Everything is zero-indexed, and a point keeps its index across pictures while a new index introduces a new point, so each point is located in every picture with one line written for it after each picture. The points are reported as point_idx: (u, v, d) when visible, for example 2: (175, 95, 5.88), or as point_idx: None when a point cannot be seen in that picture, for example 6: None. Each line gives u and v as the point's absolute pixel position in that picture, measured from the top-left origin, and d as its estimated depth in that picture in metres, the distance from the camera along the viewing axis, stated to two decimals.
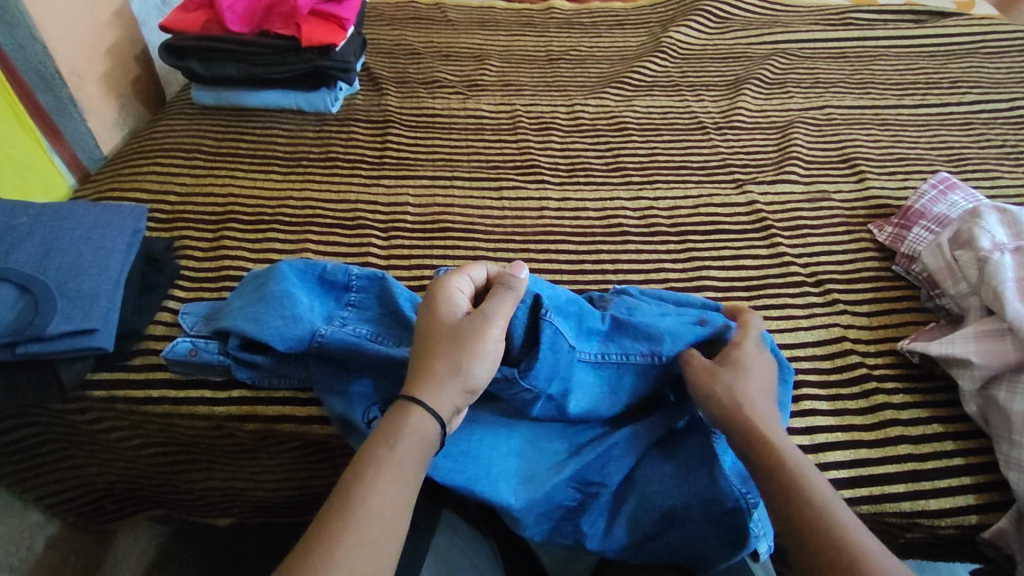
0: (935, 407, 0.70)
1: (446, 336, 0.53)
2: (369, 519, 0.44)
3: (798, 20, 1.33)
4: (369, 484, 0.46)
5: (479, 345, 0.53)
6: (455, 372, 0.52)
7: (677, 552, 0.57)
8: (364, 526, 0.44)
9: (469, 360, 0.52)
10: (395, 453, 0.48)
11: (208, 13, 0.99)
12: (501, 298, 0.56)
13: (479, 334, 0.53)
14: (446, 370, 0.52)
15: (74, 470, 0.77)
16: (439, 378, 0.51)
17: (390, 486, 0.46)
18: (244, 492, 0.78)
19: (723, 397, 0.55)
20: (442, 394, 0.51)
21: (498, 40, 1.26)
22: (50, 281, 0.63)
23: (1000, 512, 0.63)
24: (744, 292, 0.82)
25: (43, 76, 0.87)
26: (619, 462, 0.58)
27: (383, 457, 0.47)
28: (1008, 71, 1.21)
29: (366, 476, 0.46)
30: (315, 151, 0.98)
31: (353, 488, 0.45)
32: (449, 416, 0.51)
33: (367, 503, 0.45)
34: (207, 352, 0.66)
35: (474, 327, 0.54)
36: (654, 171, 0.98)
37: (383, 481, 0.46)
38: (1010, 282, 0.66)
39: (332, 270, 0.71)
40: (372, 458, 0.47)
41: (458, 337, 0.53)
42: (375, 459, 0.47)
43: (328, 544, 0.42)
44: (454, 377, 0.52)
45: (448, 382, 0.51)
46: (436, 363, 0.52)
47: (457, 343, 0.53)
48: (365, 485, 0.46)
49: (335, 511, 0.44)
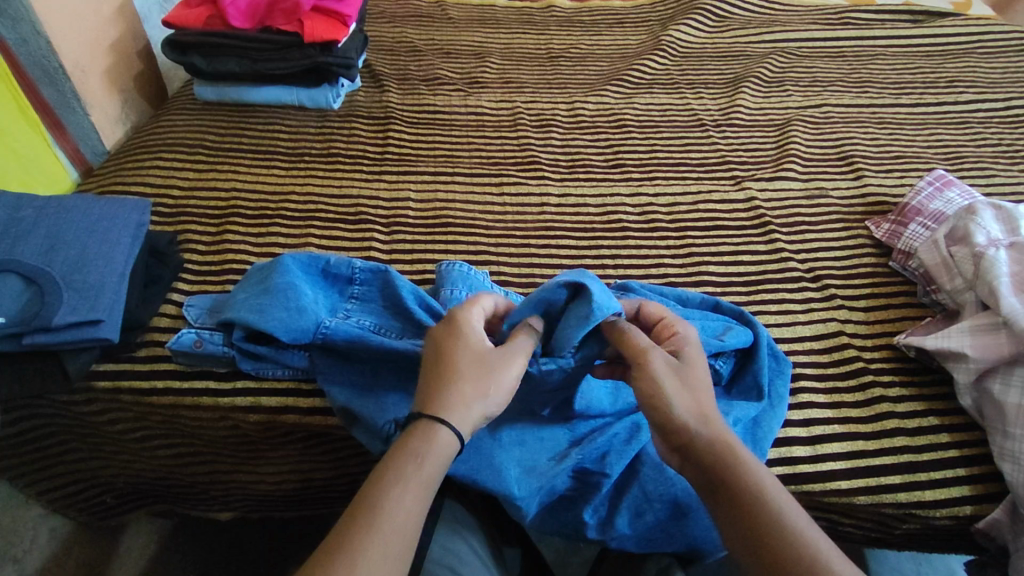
0: (931, 400, 0.71)
1: (476, 361, 0.52)
2: (394, 535, 0.44)
3: (797, 19, 1.34)
4: (396, 499, 0.45)
5: (507, 375, 0.53)
6: (485, 397, 0.51)
7: (677, 540, 0.59)
8: (389, 541, 0.43)
9: (498, 388, 0.52)
10: (422, 469, 0.47)
11: (210, 9, 1.00)
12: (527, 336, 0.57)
13: (507, 364, 0.53)
14: (478, 395, 0.51)
15: (78, 463, 0.77)
16: (468, 400, 0.50)
17: (416, 500, 0.46)
18: (246, 484, 0.78)
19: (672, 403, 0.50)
20: (469, 419, 0.50)
21: (499, 38, 1.26)
22: (56, 274, 0.64)
23: (993, 503, 0.64)
24: (743, 287, 0.82)
25: (46, 70, 0.87)
26: (620, 453, 0.58)
27: (410, 473, 0.46)
28: (1004, 71, 1.22)
29: (393, 491, 0.45)
30: (317, 147, 0.99)
31: (379, 500, 0.45)
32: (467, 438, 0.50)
33: (394, 519, 0.44)
34: (211, 343, 0.67)
35: (505, 358, 0.53)
36: (654, 168, 0.99)
37: (411, 497, 0.45)
38: (1004, 277, 0.67)
39: (335, 263, 0.72)
40: (399, 470, 0.46)
41: (488, 364, 0.52)
42: (403, 474, 0.46)
43: (352, 556, 0.42)
44: (482, 402, 0.51)
45: (477, 405, 0.50)
46: (467, 387, 0.51)
47: (487, 369, 0.52)
48: (393, 498, 0.45)
49: (360, 523, 0.43)
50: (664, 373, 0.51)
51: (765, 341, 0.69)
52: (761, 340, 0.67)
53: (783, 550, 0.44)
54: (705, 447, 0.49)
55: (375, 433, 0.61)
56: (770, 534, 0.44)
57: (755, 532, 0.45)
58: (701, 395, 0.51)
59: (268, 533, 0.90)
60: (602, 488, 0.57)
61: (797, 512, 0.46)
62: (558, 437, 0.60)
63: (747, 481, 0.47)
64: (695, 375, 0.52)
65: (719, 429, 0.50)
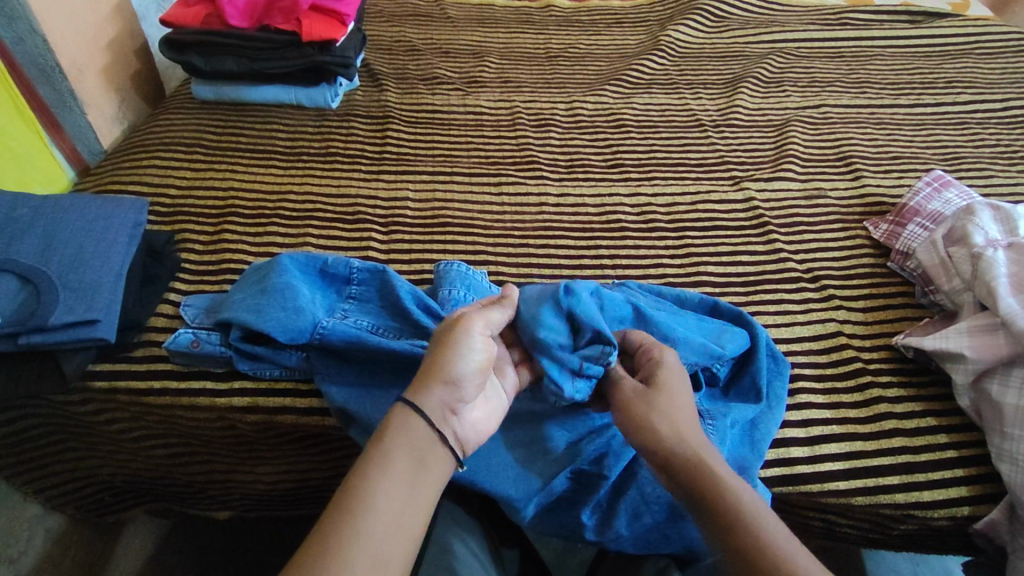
0: (929, 400, 0.71)
1: (431, 344, 0.55)
2: (365, 510, 0.44)
3: (795, 20, 1.34)
4: (360, 479, 0.46)
5: (456, 343, 0.53)
6: (439, 370, 0.52)
7: (675, 541, 0.58)
8: (362, 518, 0.44)
9: (447, 356, 0.53)
10: (384, 448, 0.48)
11: (208, 7, 0.99)
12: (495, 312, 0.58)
13: (457, 334, 0.54)
14: (429, 367, 0.52)
15: (75, 462, 0.77)
16: (422, 379, 0.52)
17: (383, 477, 0.46)
18: (244, 484, 0.78)
19: (650, 431, 0.51)
20: (427, 390, 0.51)
21: (497, 38, 1.26)
22: (52, 274, 0.64)
23: (992, 503, 0.64)
24: (741, 288, 0.82)
25: (43, 69, 0.87)
26: (619, 455, 0.59)
27: (376, 454, 0.48)
28: (1002, 72, 1.22)
29: (357, 474, 0.46)
30: (315, 146, 0.98)
31: (348, 485, 0.46)
32: (440, 414, 0.51)
33: (362, 496, 0.45)
34: (209, 344, 0.66)
35: (454, 326, 0.54)
36: (653, 168, 0.99)
37: (376, 472, 0.46)
38: (1002, 278, 0.67)
39: (333, 263, 0.72)
40: (366, 456, 0.48)
41: (439, 341, 0.54)
42: (365, 458, 0.48)
43: (325, 539, 0.43)
44: (434, 373, 0.52)
45: (436, 381, 0.51)
46: (422, 365, 0.53)
47: (437, 346, 0.54)
48: (360, 479, 0.46)
49: (334, 509, 0.44)
50: (645, 399, 0.54)
51: (765, 341, 0.68)
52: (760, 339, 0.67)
53: (762, 561, 0.43)
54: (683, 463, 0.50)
55: (374, 433, 0.60)
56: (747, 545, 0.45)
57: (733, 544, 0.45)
58: (678, 415, 0.53)
59: (265, 532, 0.90)
60: (600, 489, 0.58)
61: (774, 524, 0.46)
62: (558, 437, 0.60)
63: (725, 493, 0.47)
64: (671, 397, 0.54)
65: (698, 447, 0.51)
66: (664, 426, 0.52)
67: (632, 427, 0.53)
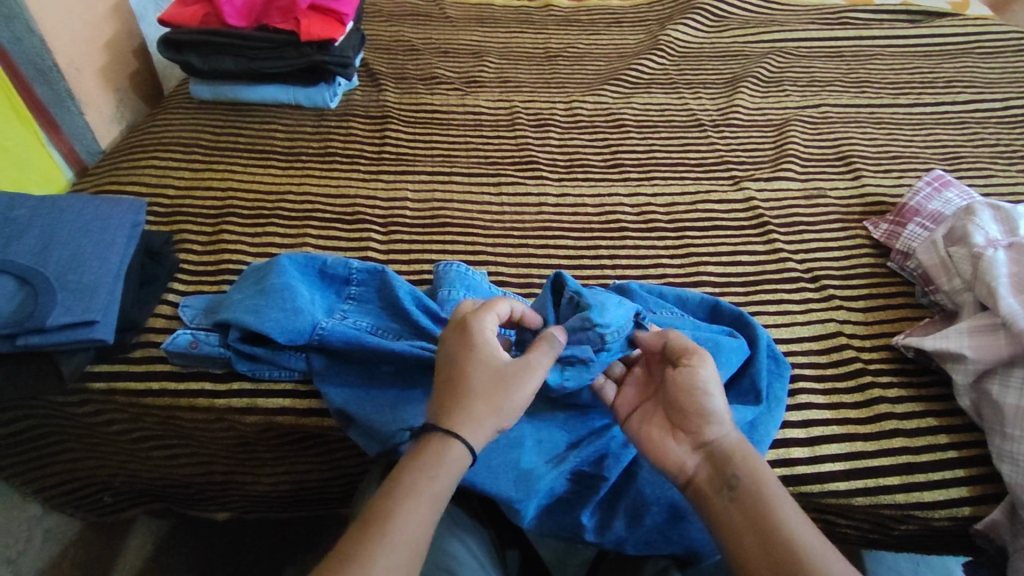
0: (929, 400, 0.71)
1: (489, 376, 0.52)
2: (406, 543, 0.45)
3: (795, 19, 1.34)
4: (407, 510, 0.46)
5: (519, 392, 0.52)
6: (500, 417, 0.51)
7: (676, 542, 0.58)
8: (402, 554, 0.44)
9: (512, 406, 0.52)
10: (433, 486, 0.48)
11: (205, 6, 0.99)
12: (544, 346, 0.55)
13: (522, 383, 0.52)
14: (490, 414, 0.51)
15: (73, 462, 0.77)
16: (478, 417, 0.50)
17: (427, 514, 0.46)
18: (243, 485, 0.78)
19: (687, 407, 0.54)
20: (481, 436, 0.50)
21: (496, 37, 1.26)
22: (50, 274, 0.63)
23: (992, 504, 0.64)
24: (741, 288, 0.82)
25: (40, 69, 0.86)
26: (619, 457, 0.59)
27: (423, 488, 0.47)
28: (1001, 71, 1.22)
29: (405, 505, 0.46)
30: (314, 146, 0.98)
31: (391, 513, 0.46)
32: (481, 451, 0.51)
33: (403, 529, 0.45)
34: (207, 344, 0.66)
35: (521, 378, 0.52)
36: (652, 168, 0.99)
37: (422, 507, 0.46)
38: (1003, 278, 0.67)
39: (332, 263, 0.72)
40: (412, 487, 0.47)
41: (500, 379, 0.52)
42: (416, 489, 0.47)
43: (363, 565, 0.43)
44: (495, 418, 0.51)
45: (490, 429, 0.51)
46: (479, 405, 0.50)
47: (503, 387, 0.52)
48: (405, 511, 0.46)
49: (373, 535, 0.44)
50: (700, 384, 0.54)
51: (765, 342, 0.68)
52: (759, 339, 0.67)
53: (775, 537, 0.46)
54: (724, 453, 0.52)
55: (374, 435, 0.60)
56: (778, 539, 0.46)
57: (762, 536, 0.47)
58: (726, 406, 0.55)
59: (266, 533, 0.90)
60: (600, 490, 0.58)
61: (806, 525, 0.47)
62: (559, 438, 0.60)
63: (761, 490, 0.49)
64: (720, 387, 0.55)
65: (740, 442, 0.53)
66: (713, 415, 0.53)
67: (682, 410, 0.54)
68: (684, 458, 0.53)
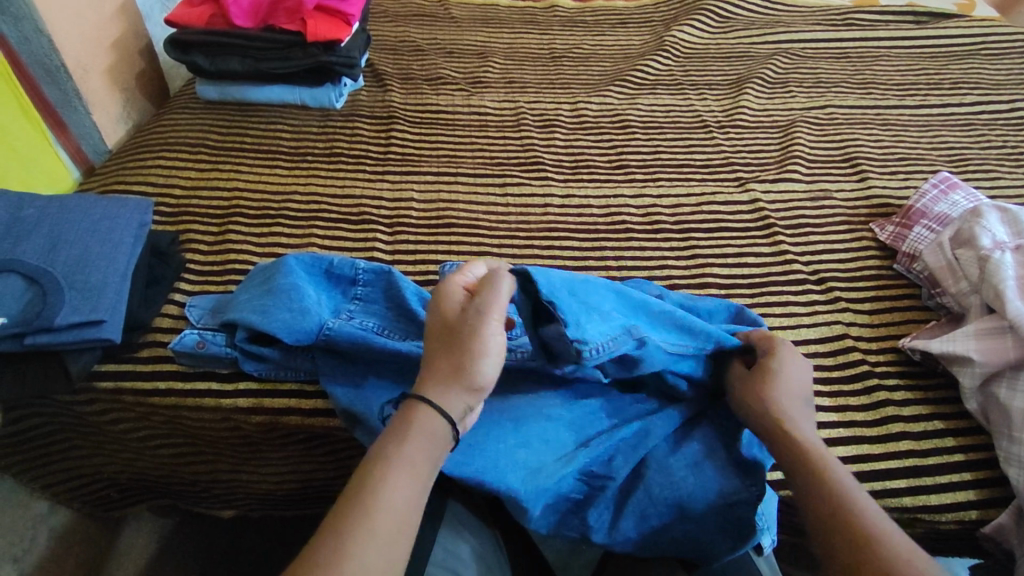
0: (937, 403, 0.71)
1: (445, 335, 0.54)
2: (381, 509, 0.45)
3: (801, 20, 1.34)
4: (393, 489, 0.46)
5: (473, 342, 0.52)
6: (463, 374, 0.51)
7: (684, 545, 0.57)
8: (378, 519, 0.44)
9: (469, 357, 0.52)
10: (404, 451, 0.48)
11: (212, 7, 0.99)
12: (491, 293, 0.55)
13: (476, 331, 0.53)
14: (449, 371, 0.52)
15: (81, 460, 0.77)
16: (442, 376, 0.52)
17: (400, 478, 0.46)
18: (249, 484, 0.78)
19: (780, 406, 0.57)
20: (449, 394, 0.51)
21: (501, 38, 1.26)
22: (58, 274, 0.64)
23: (1000, 507, 0.64)
24: (747, 290, 0.82)
25: (48, 69, 0.87)
26: (626, 456, 0.59)
27: (393, 454, 0.48)
28: (1008, 73, 1.22)
29: (377, 472, 0.46)
30: (320, 146, 0.98)
31: (364, 482, 0.46)
32: (460, 414, 0.51)
33: (375, 495, 0.45)
34: (214, 344, 0.66)
35: (472, 327, 0.53)
36: (657, 169, 0.99)
37: (393, 472, 0.46)
38: (1010, 280, 0.67)
39: (338, 264, 0.72)
40: (382, 456, 0.47)
41: (454, 335, 0.53)
42: (386, 457, 0.47)
43: (339, 535, 0.43)
44: (455, 372, 0.51)
45: (454, 384, 0.51)
46: (439, 366, 0.52)
47: (457, 341, 0.53)
48: (377, 478, 0.46)
49: (348, 506, 0.45)
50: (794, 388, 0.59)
51: None
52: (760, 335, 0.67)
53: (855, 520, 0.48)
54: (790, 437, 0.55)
55: (379, 435, 0.60)
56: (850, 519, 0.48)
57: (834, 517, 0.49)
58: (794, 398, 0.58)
59: (271, 532, 0.90)
60: (608, 490, 0.58)
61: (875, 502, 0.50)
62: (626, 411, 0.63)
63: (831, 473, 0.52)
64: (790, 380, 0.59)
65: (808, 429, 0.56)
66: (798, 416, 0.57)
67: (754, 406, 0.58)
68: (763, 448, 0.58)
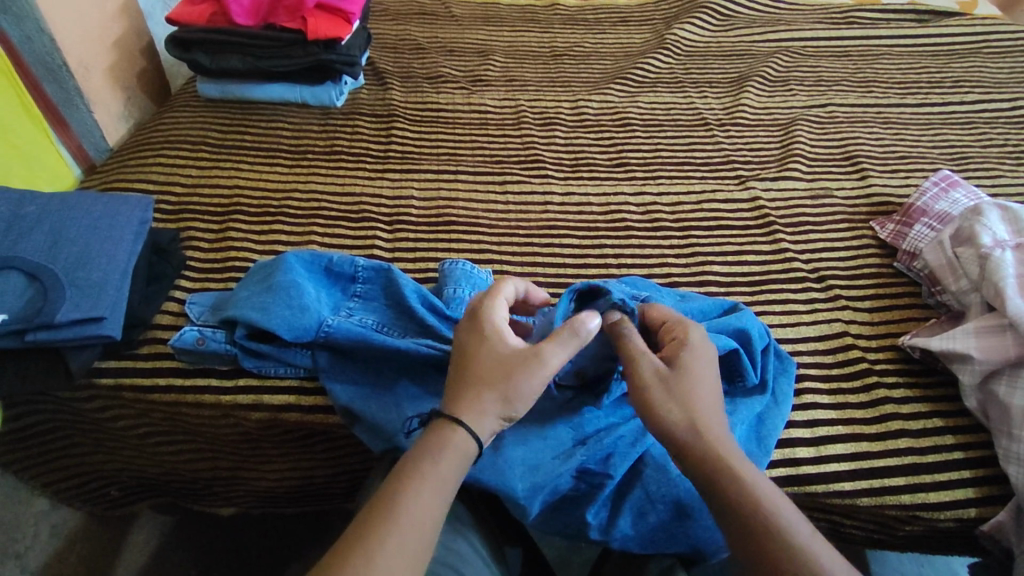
0: (936, 401, 0.71)
1: (494, 362, 0.52)
2: (413, 525, 0.44)
3: (802, 18, 1.34)
4: (423, 507, 0.45)
5: (528, 376, 0.52)
6: (511, 396, 0.51)
7: (681, 541, 0.58)
8: (409, 536, 0.44)
9: (520, 390, 0.51)
10: (439, 469, 0.47)
11: (213, 5, 0.99)
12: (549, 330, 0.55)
13: (531, 366, 0.52)
14: (496, 400, 0.50)
15: (82, 456, 0.77)
16: (486, 404, 0.50)
17: (433, 497, 0.46)
18: (249, 481, 0.78)
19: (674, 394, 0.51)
20: (488, 421, 0.50)
21: (502, 36, 1.26)
22: (59, 271, 0.64)
23: (998, 505, 0.64)
24: (746, 288, 0.82)
25: (50, 68, 0.87)
26: (625, 455, 0.58)
27: (427, 472, 0.47)
28: (1011, 71, 1.21)
29: (410, 489, 0.46)
30: (321, 144, 0.98)
31: (396, 497, 0.46)
32: (489, 439, 0.51)
33: (408, 512, 0.45)
34: (213, 341, 0.66)
35: (527, 361, 0.52)
36: (657, 167, 0.99)
37: (426, 491, 0.46)
38: (1010, 278, 0.67)
39: (338, 261, 0.72)
40: (416, 471, 0.47)
41: (506, 365, 0.52)
42: (420, 474, 0.47)
43: (370, 549, 0.43)
44: (502, 405, 0.51)
45: (496, 412, 0.51)
46: (486, 393, 0.51)
47: (509, 371, 0.51)
48: (410, 493, 0.46)
49: (379, 520, 0.44)
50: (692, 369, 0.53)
51: (769, 342, 0.68)
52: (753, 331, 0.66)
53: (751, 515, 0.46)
54: (699, 459, 0.49)
55: (379, 432, 0.60)
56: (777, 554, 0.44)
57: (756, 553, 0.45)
58: (703, 402, 0.51)
59: (272, 529, 0.90)
60: (606, 489, 0.57)
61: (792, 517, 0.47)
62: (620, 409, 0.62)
63: (750, 495, 0.47)
64: (695, 383, 0.52)
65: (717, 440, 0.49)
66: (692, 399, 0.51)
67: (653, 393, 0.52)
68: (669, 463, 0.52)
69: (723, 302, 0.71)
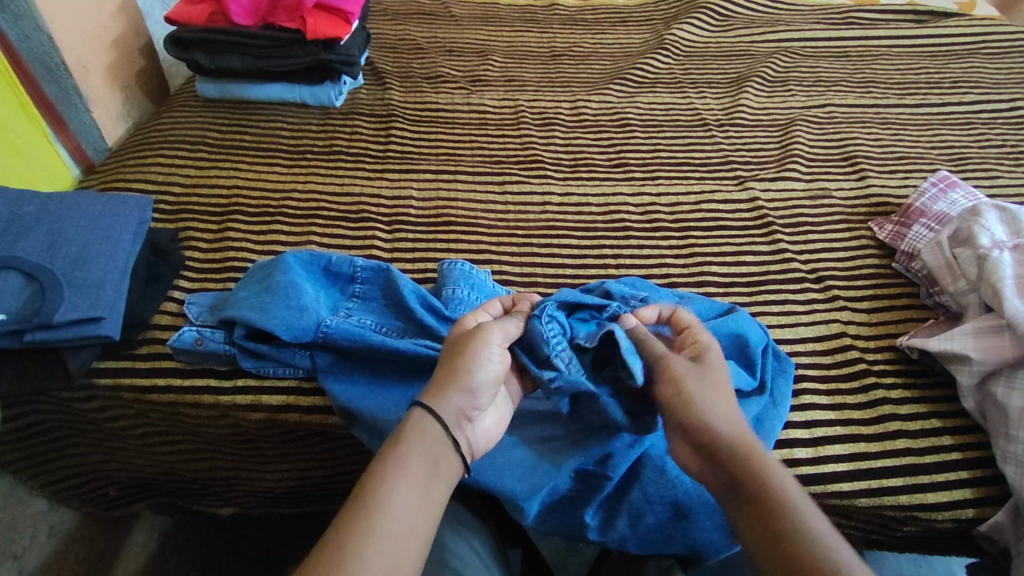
0: (935, 402, 0.71)
1: (448, 349, 0.55)
2: (377, 506, 0.44)
3: (801, 19, 1.34)
4: (388, 488, 0.45)
5: (475, 351, 0.54)
6: (456, 377, 0.52)
7: (679, 542, 0.58)
8: (375, 517, 0.44)
9: (465, 362, 0.53)
10: (398, 450, 0.48)
11: (213, 5, 0.99)
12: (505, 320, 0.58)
13: (477, 342, 0.54)
14: (444, 375, 0.52)
15: (80, 457, 0.77)
16: (438, 382, 0.52)
17: (396, 477, 0.46)
18: (248, 481, 0.78)
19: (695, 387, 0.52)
20: (442, 396, 0.51)
21: (501, 37, 1.26)
22: (58, 271, 0.64)
23: (997, 505, 0.64)
24: (745, 288, 0.82)
25: (49, 67, 0.87)
26: (625, 458, 0.57)
27: (388, 455, 0.48)
28: (1009, 72, 1.22)
29: (374, 475, 0.46)
30: (320, 144, 0.98)
31: (361, 486, 0.46)
32: (451, 417, 0.50)
33: (373, 495, 0.45)
34: (212, 341, 0.66)
35: (472, 337, 0.55)
36: (656, 167, 0.99)
37: (389, 472, 0.46)
38: (1008, 279, 0.67)
39: (337, 261, 0.72)
40: (377, 459, 0.48)
41: (457, 347, 0.54)
42: (382, 459, 0.47)
43: (339, 536, 0.43)
44: (450, 377, 0.52)
45: (447, 385, 0.51)
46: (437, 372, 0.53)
47: (457, 350, 0.54)
48: (373, 479, 0.46)
49: (347, 511, 0.44)
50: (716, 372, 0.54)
51: (766, 343, 0.68)
52: (749, 335, 0.66)
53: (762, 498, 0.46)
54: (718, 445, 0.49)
55: (377, 432, 0.60)
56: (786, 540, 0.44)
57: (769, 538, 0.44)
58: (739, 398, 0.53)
59: (271, 529, 0.90)
60: (603, 490, 0.57)
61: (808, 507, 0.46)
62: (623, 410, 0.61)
63: (766, 485, 0.46)
64: (717, 384, 0.53)
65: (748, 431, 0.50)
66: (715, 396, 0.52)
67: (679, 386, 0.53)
68: (683, 457, 0.52)
69: (721, 304, 0.72)
